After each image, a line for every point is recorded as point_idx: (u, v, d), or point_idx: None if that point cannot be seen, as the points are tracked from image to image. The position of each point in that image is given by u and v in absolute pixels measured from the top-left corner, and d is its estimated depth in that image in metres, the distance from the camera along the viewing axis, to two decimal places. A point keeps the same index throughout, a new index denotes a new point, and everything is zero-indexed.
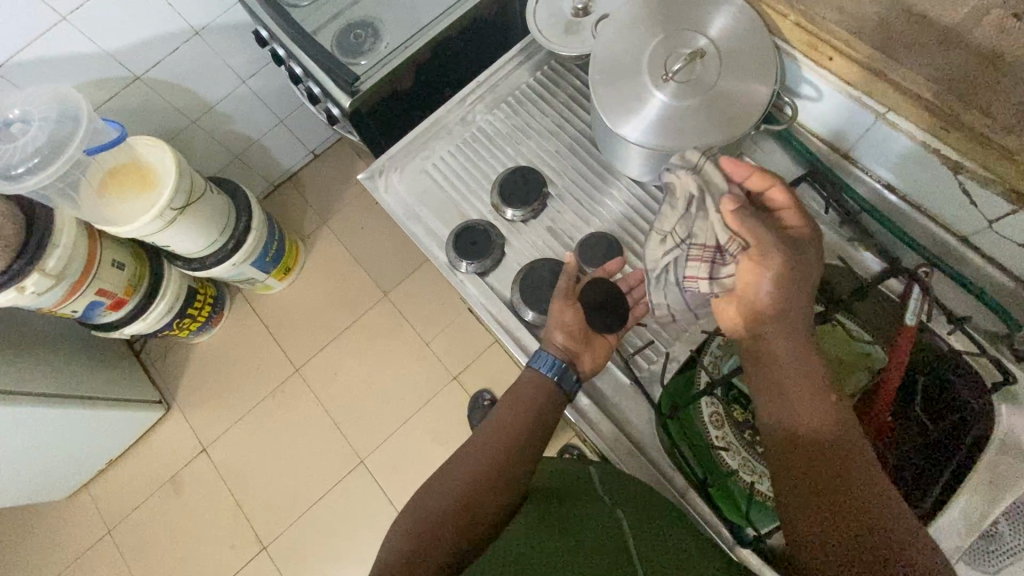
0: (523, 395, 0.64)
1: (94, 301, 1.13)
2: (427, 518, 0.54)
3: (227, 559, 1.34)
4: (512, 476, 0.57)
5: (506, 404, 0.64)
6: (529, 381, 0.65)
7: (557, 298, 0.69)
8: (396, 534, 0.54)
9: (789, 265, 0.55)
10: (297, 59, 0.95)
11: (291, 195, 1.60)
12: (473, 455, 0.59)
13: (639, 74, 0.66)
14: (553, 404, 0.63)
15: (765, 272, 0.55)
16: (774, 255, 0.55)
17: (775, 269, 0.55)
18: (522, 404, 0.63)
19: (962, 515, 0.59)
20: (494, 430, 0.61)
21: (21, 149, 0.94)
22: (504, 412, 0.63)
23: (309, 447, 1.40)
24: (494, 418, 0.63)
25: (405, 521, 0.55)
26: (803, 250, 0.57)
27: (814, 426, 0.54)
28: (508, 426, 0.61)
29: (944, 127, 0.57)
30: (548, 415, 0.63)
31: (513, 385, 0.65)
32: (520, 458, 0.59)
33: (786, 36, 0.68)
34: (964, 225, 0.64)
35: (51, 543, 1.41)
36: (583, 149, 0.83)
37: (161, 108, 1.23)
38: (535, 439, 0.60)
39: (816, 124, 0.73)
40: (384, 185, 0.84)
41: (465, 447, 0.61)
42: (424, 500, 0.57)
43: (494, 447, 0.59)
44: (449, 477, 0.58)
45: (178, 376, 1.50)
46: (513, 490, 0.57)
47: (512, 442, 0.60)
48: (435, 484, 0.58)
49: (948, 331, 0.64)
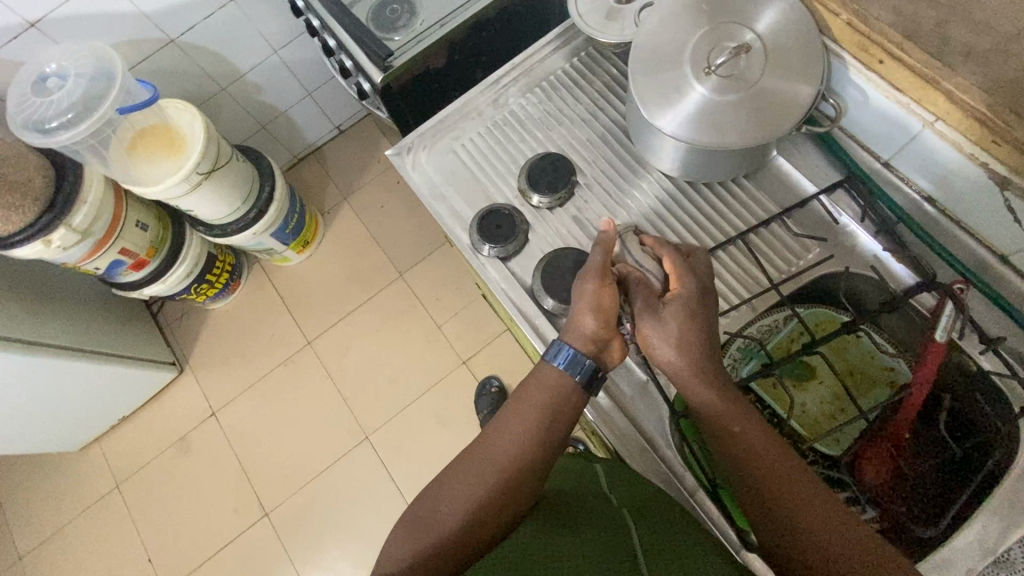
0: (533, 394, 0.60)
1: (117, 261, 1.15)
2: (434, 521, 0.54)
3: (229, 522, 1.36)
4: (520, 482, 0.55)
5: (516, 407, 0.60)
6: (548, 376, 0.60)
7: (594, 277, 0.61)
8: (404, 536, 0.54)
9: (659, 329, 0.59)
10: (333, 32, 0.95)
11: (314, 170, 1.60)
12: (480, 466, 0.57)
13: (680, 66, 0.65)
14: (571, 405, 0.60)
15: (654, 332, 0.59)
16: (643, 323, 0.60)
17: (648, 330, 0.59)
18: (534, 410, 0.59)
19: (976, 538, 0.58)
20: (503, 433, 0.58)
21: (57, 104, 0.95)
22: (516, 416, 0.59)
23: (315, 418, 1.41)
24: (503, 422, 0.59)
25: (409, 527, 0.54)
26: (692, 310, 0.59)
27: (742, 447, 0.55)
28: (518, 433, 0.58)
29: (994, 139, 0.56)
30: (565, 419, 0.59)
31: (527, 381, 0.62)
32: (534, 463, 0.56)
33: (836, 37, 0.65)
34: (1004, 243, 0.62)
35: (59, 494, 1.44)
36: (616, 140, 0.81)
37: (192, 73, 1.23)
38: (549, 446, 0.58)
39: (859, 131, 0.70)
40: (411, 162, 0.83)
41: (473, 451, 0.58)
42: (428, 504, 0.56)
43: (502, 458, 0.56)
44: (454, 483, 0.56)
45: (192, 341, 1.51)
46: (521, 502, 0.55)
47: (524, 451, 0.57)
48: (440, 485, 0.57)
49: (980, 351, 0.62)
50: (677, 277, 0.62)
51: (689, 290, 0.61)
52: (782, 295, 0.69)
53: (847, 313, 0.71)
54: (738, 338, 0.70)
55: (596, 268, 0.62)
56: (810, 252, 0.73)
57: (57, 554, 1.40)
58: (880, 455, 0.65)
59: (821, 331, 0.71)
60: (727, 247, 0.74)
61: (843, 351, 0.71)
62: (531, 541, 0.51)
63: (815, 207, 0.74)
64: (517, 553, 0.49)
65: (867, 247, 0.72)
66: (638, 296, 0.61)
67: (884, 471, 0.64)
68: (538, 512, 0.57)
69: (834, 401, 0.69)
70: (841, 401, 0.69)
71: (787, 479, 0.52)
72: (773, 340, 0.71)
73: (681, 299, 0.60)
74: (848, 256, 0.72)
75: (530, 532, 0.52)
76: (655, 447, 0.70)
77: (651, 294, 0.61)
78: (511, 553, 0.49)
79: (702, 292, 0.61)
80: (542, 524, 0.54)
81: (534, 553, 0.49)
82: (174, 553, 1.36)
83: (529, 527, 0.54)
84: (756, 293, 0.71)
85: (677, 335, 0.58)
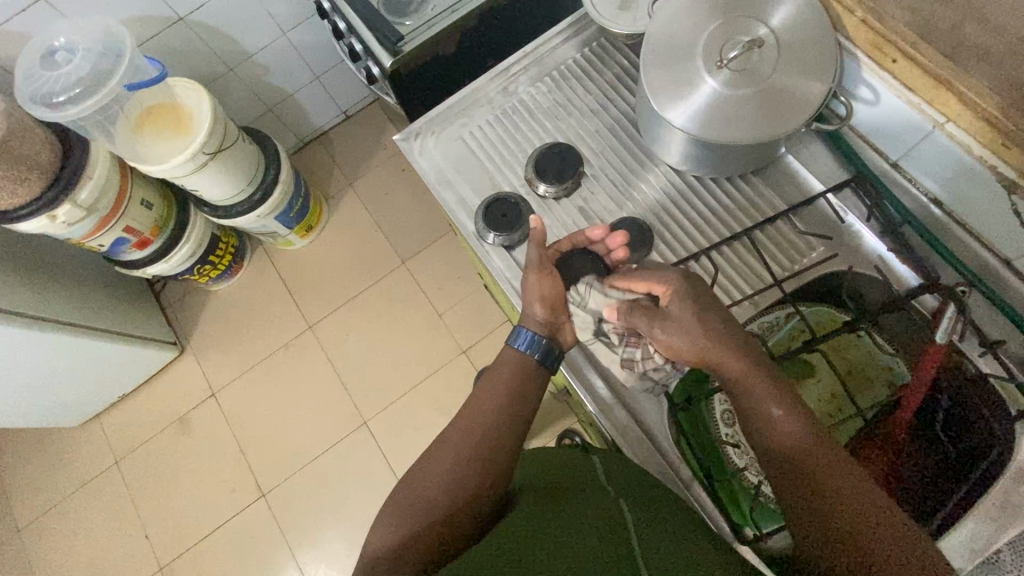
0: (503, 375, 0.62)
1: (121, 238, 1.15)
2: (417, 504, 0.54)
3: (226, 502, 1.38)
4: (496, 460, 0.56)
5: (486, 388, 0.61)
6: (510, 360, 0.63)
7: (533, 269, 0.67)
8: (388, 520, 0.54)
9: (672, 334, 0.57)
10: (344, 15, 0.94)
11: (319, 155, 1.60)
12: (456, 446, 0.57)
13: (693, 58, 0.64)
14: (535, 384, 0.62)
15: (668, 334, 0.57)
16: (654, 334, 0.58)
17: (665, 337, 0.57)
18: (506, 388, 0.60)
19: (967, 537, 0.58)
20: (474, 412, 0.59)
21: (66, 78, 0.95)
22: (489, 395, 0.60)
23: (314, 402, 1.42)
24: (474, 403, 0.60)
25: (392, 511, 0.55)
26: (686, 300, 0.57)
27: (788, 437, 0.52)
28: (491, 410, 0.59)
29: (1004, 142, 0.56)
30: (532, 396, 0.61)
31: (493, 365, 0.63)
32: (507, 438, 0.58)
33: (850, 35, 0.65)
34: (1009, 248, 0.62)
35: (57, 467, 1.45)
36: (624, 132, 0.81)
37: (201, 52, 1.23)
38: (520, 420, 0.59)
39: (869, 131, 0.71)
40: (419, 147, 0.83)
41: (449, 431, 0.59)
42: (409, 488, 0.56)
43: (478, 437, 0.57)
44: (435, 463, 0.57)
45: (194, 321, 1.52)
46: (499, 481, 0.56)
47: (497, 428, 0.58)
48: (420, 469, 0.57)
49: (980, 354, 0.61)
50: (661, 279, 0.60)
51: (677, 287, 0.59)
52: (784, 292, 0.70)
53: (848, 313, 0.71)
54: None
55: (537, 262, 0.67)
56: (814, 250, 0.73)
57: (54, 528, 1.41)
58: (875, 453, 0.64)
59: (822, 328, 0.71)
60: (732, 243, 0.74)
61: (842, 351, 0.71)
62: (525, 534, 0.51)
63: (822, 207, 0.74)
64: (506, 547, 0.49)
65: (871, 248, 0.71)
66: (641, 313, 0.59)
67: (875, 465, 0.65)
68: (532, 505, 0.56)
69: (832, 399, 0.70)
70: (839, 400, 0.70)
71: (834, 470, 0.50)
72: (774, 337, 0.71)
73: (676, 298, 0.58)
74: (853, 256, 0.72)
75: (523, 526, 0.52)
76: (654, 439, 0.70)
77: (650, 307, 0.60)
78: (509, 548, 0.49)
79: (690, 280, 0.59)
80: (536, 518, 0.53)
81: (529, 550, 0.48)
82: (170, 532, 1.38)
83: (522, 521, 0.53)
84: (758, 289, 0.71)
85: (687, 334, 0.56)
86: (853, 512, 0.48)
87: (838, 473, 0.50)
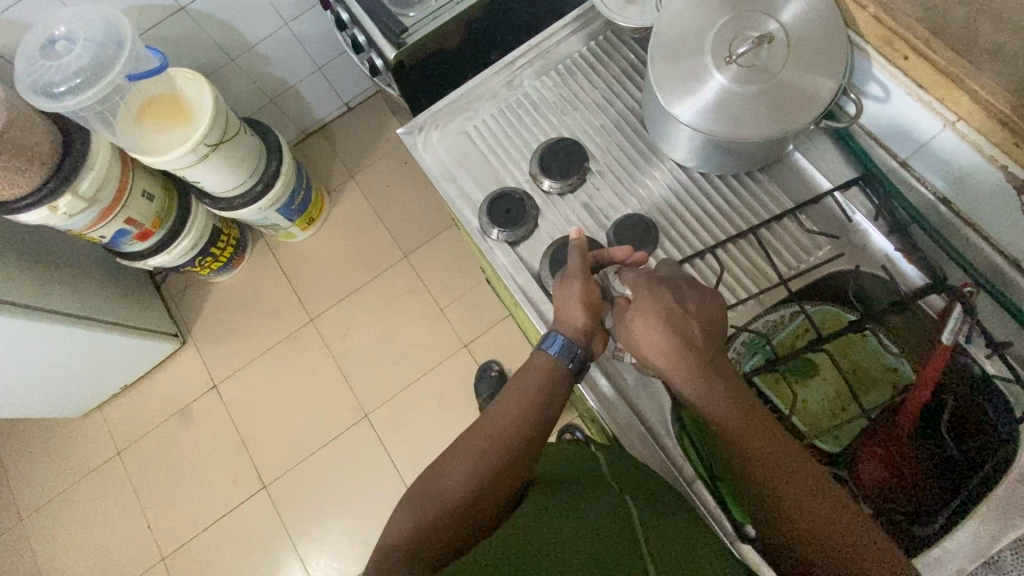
0: (530, 378, 0.61)
1: (122, 230, 1.15)
2: (436, 497, 0.54)
3: (228, 492, 1.38)
4: (517, 462, 0.56)
5: (511, 391, 0.61)
6: (538, 364, 0.62)
7: (578, 277, 0.64)
8: (405, 511, 0.54)
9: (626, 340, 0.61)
10: (347, 5, 0.93)
11: (321, 146, 1.59)
12: (478, 445, 0.57)
13: (701, 54, 0.64)
14: (561, 391, 0.61)
15: (624, 338, 0.62)
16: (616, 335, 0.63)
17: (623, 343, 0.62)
18: (530, 395, 0.59)
19: (969, 539, 0.59)
20: (498, 413, 0.59)
21: (66, 68, 0.94)
22: (514, 397, 0.59)
23: (315, 394, 1.42)
24: (500, 405, 0.60)
25: (411, 502, 0.55)
26: (640, 308, 0.60)
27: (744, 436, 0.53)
28: (514, 414, 0.58)
29: (1016, 142, 0.55)
30: (557, 403, 0.60)
31: (521, 369, 0.63)
32: (529, 441, 0.57)
33: (862, 30, 0.64)
34: (1019, 249, 0.62)
35: (60, 457, 1.46)
36: (630, 127, 0.80)
37: (202, 42, 1.22)
38: (543, 424, 0.58)
39: (878, 129, 0.70)
40: (423, 142, 0.82)
41: (472, 431, 0.59)
42: (429, 481, 0.56)
43: (500, 438, 0.57)
44: (453, 462, 0.56)
45: (196, 313, 1.52)
46: (517, 483, 0.55)
47: (519, 430, 0.57)
48: (442, 465, 0.57)
49: (986, 355, 0.62)
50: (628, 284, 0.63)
51: (637, 294, 0.62)
52: (790, 292, 0.69)
53: (853, 312, 0.71)
54: (744, 333, 0.70)
55: (578, 268, 0.64)
56: (821, 250, 0.73)
57: (57, 516, 1.42)
58: (878, 453, 0.64)
59: (825, 328, 0.71)
60: (737, 241, 0.73)
61: (847, 350, 0.71)
62: (532, 527, 0.50)
63: (829, 205, 0.74)
64: (514, 538, 0.48)
65: (878, 248, 0.71)
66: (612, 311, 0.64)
67: (880, 467, 0.64)
68: (538, 498, 0.56)
69: (836, 398, 0.70)
70: (843, 399, 0.69)
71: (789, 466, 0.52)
72: (779, 336, 0.72)
73: (634, 305, 0.61)
74: (859, 256, 0.72)
75: (530, 519, 0.52)
76: (656, 438, 0.70)
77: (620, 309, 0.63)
78: (517, 540, 0.48)
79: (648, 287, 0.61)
80: (541, 512, 0.53)
81: (536, 542, 0.48)
82: (172, 522, 1.38)
83: (529, 514, 0.52)
84: (764, 288, 0.70)
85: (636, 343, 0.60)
86: (808, 504, 0.50)
87: (791, 469, 0.51)
